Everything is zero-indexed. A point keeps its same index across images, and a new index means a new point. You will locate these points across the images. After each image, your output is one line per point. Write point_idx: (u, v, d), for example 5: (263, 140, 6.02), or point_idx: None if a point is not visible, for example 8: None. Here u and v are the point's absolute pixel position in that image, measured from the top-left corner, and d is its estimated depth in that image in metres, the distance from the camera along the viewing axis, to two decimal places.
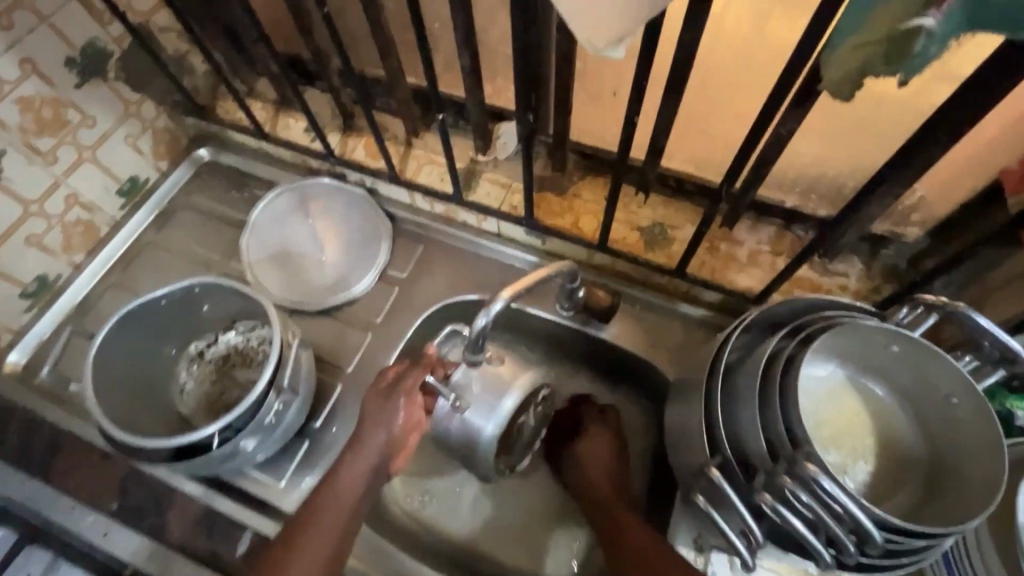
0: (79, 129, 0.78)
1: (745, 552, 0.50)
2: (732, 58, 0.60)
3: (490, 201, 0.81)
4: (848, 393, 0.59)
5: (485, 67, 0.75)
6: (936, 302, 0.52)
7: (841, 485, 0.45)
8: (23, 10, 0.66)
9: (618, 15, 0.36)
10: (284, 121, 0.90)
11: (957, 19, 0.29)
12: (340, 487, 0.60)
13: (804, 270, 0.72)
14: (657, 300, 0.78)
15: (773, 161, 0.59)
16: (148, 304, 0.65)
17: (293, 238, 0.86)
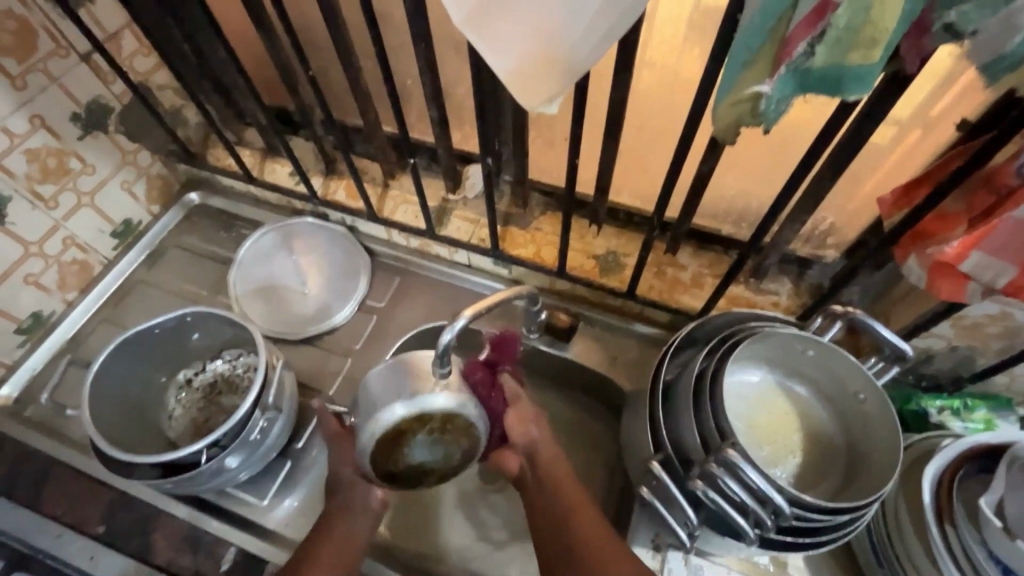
0: (80, 175, 0.84)
1: (684, 536, 0.57)
2: (661, 108, 0.70)
3: (460, 235, 0.89)
4: (771, 393, 0.67)
5: (452, 117, 0.85)
6: (838, 312, 0.60)
7: (761, 470, 0.52)
8: (37, 71, 0.74)
9: (547, 79, 0.45)
10: (270, 166, 0.98)
11: (789, 81, 0.38)
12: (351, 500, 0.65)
13: (739, 289, 0.81)
14: (612, 321, 0.85)
15: (699, 195, 0.69)
16: (142, 333, 0.71)
17: (277, 272, 0.93)
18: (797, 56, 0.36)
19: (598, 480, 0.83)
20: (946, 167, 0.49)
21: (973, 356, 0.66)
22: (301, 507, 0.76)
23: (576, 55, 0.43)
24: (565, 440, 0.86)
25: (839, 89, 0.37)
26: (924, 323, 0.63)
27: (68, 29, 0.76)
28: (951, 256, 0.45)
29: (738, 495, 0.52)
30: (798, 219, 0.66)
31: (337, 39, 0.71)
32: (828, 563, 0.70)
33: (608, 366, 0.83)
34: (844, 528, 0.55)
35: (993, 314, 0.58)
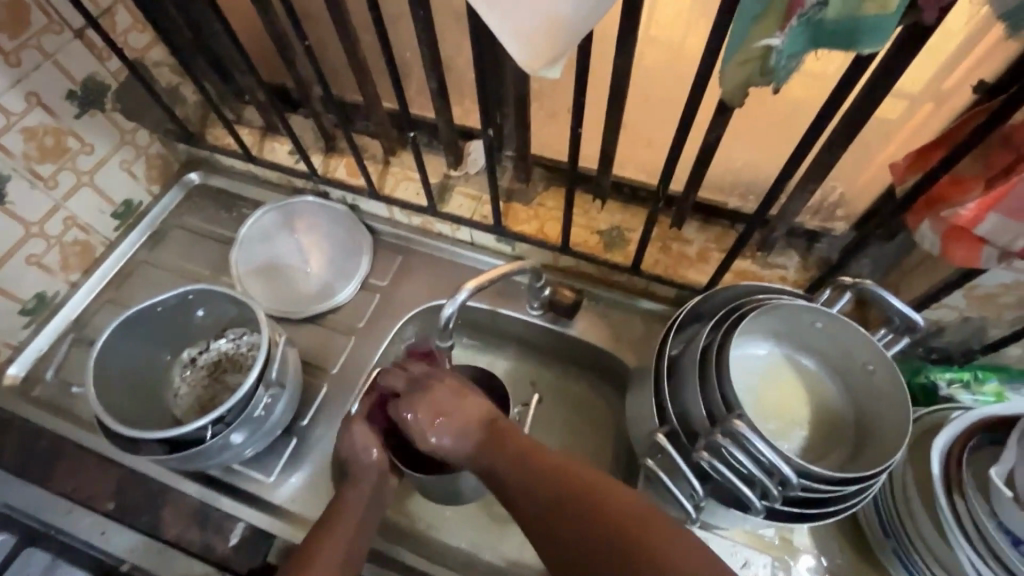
0: (78, 155, 0.83)
1: (690, 508, 0.57)
2: (666, 75, 0.69)
3: (462, 212, 0.88)
4: (777, 367, 0.66)
5: (452, 91, 0.83)
6: (847, 283, 0.59)
7: (766, 440, 0.51)
8: (31, 47, 0.73)
9: (546, 40, 0.43)
10: (270, 145, 0.96)
11: (800, 35, 0.36)
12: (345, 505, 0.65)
13: (746, 263, 0.80)
14: (617, 297, 0.85)
15: (707, 165, 0.67)
16: (145, 311, 0.71)
17: (279, 251, 0.92)
18: (808, 7, 0.34)
19: (603, 457, 0.83)
20: (965, 126, 0.47)
21: (987, 327, 0.64)
22: (307, 482, 0.76)
23: (577, 12, 0.41)
24: (570, 416, 0.86)
25: (853, 43, 0.35)
26: (937, 293, 0.62)
27: (60, 4, 0.74)
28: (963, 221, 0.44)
29: (744, 466, 0.52)
30: (808, 189, 0.64)
31: (333, 10, 0.69)
32: (834, 536, 0.70)
33: (612, 343, 0.82)
34: (849, 498, 0.55)
35: (1008, 284, 0.57)
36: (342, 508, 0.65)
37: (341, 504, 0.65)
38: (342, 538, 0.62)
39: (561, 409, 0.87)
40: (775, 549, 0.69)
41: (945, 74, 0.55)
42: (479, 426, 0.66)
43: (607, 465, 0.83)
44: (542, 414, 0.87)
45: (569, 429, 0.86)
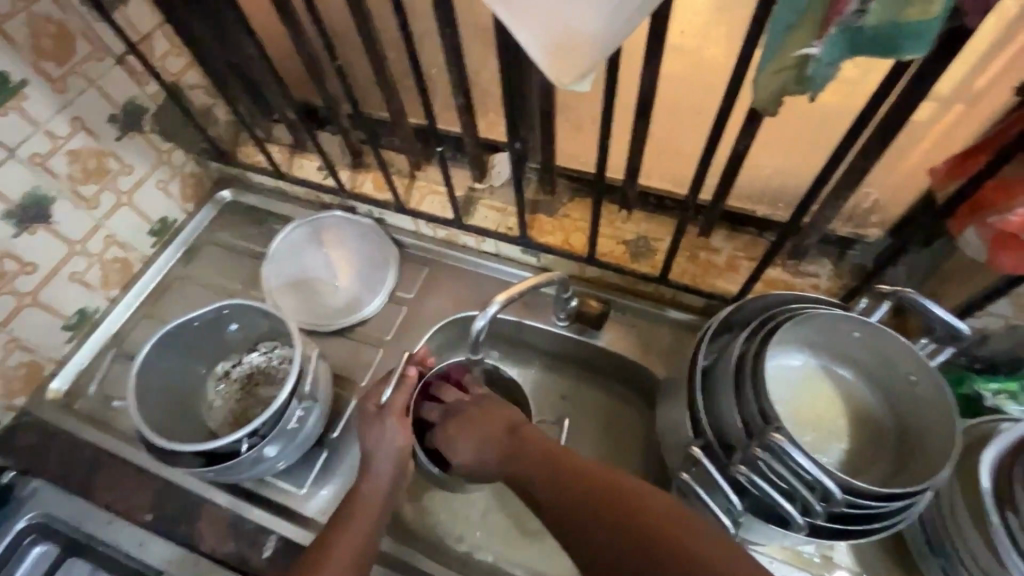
0: (118, 176, 0.87)
1: (728, 523, 0.55)
2: (692, 85, 0.69)
3: (487, 224, 0.89)
4: (813, 377, 0.65)
5: (477, 105, 0.84)
6: (887, 291, 0.57)
7: (808, 454, 0.50)
8: (75, 74, 0.77)
9: (578, 55, 0.43)
10: (299, 162, 0.99)
11: (839, 43, 0.36)
12: (367, 492, 0.65)
13: (778, 272, 0.78)
14: (645, 307, 0.84)
15: (736, 173, 0.66)
16: (182, 326, 0.73)
17: (308, 265, 0.94)
18: (848, 15, 0.34)
19: (633, 468, 0.82)
20: (1008, 130, 0.46)
21: None
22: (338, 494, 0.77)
23: (608, 27, 0.41)
24: (598, 428, 0.86)
25: (894, 49, 0.35)
26: (981, 300, 0.59)
27: (102, 32, 0.77)
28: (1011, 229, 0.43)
29: (786, 480, 0.50)
30: (842, 196, 0.63)
31: (362, 30, 0.71)
32: (877, 553, 0.67)
33: (641, 353, 0.82)
34: (895, 514, 0.53)
35: None
36: (361, 500, 0.65)
37: (359, 493, 0.65)
38: (359, 530, 0.63)
39: (589, 421, 0.86)
40: (815, 565, 0.67)
41: (983, 76, 0.54)
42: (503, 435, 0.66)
43: (638, 477, 0.82)
44: (570, 425, 0.86)
45: (598, 442, 0.85)
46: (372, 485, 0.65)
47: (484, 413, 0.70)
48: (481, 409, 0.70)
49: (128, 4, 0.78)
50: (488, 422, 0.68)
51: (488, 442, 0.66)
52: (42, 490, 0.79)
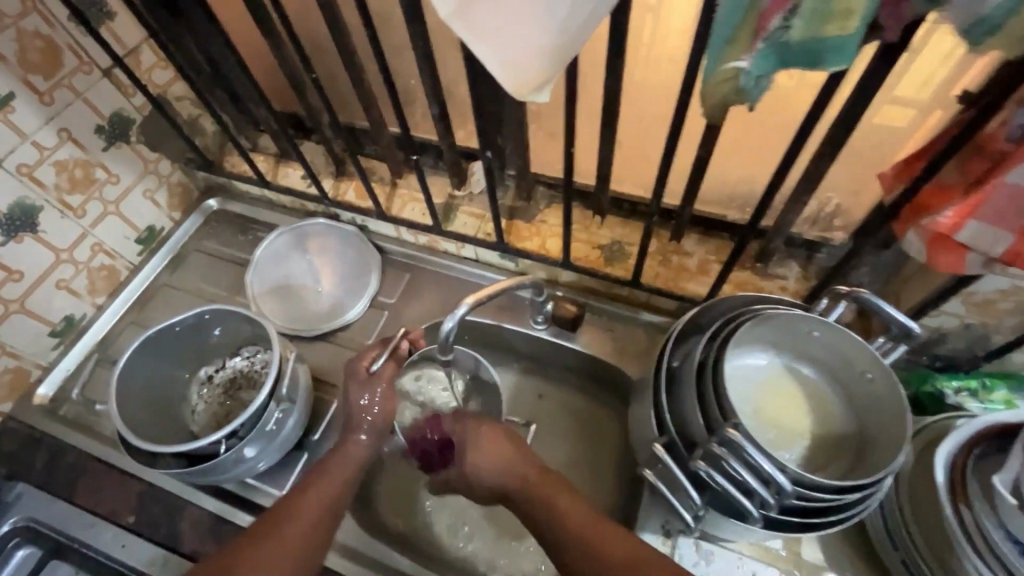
0: (105, 185, 0.89)
1: (688, 517, 0.57)
2: (656, 94, 0.71)
3: (466, 230, 0.91)
4: (777, 376, 0.67)
5: (454, 115, 0.86)
6: (843, 292, 0.59)
7: (761, 447, 0.52)
8: (63, 87, 0.79)
9: (532, 67, 0.45)
10: (283, 171, 1.01)
11: (769, 56, 0.38)
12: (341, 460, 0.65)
13: (747, 275, 0.81)
14: (620, 310, 0.86)
15: (700, 179, 0.68)
16: (163, 330, 0.75)
17: (292, 271, 0.96)
18: (773, 30, 0.36)
19: (609, 467, 0.84)
20: (948, 133, 0.47)
21: (988, 334, 0.64)
22: None
23: (558, 42, 0.44)
24: (575, 429, 0.88)
25: (819, 62, 0.37)
26: (934, 300, 0.61)
27: (89, 46, 0.80)
28: (943, 227, 0.43)
29: (740, 473, 0.52)
30: (800, 200, 0.65)
31: (340, 43, 0.73)
32: (844, 548, 0.69)
33: (616, 355, 0.83)
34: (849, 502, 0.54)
35: (1005, 290, 0.57)
36: (338, 464, 0.65)
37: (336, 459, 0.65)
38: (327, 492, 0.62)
39: (567, 422, 0.88)
40: (782, 560, 0.68)
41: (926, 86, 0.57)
42: (516, 473, 0.65)
43: (615, 477, 0.83)
44: (549, 426, 0.88)
45: (575, 443, 0.87)
46: (353, 449, 0.66)
47: (484, 441, 0.68)
48: (484, 437, 0.68)
49: (114, 20, 0.81)
50: (495, 456, 0.66)
51: (503, 477, 0.65)
52: (26, 494, 0.81)
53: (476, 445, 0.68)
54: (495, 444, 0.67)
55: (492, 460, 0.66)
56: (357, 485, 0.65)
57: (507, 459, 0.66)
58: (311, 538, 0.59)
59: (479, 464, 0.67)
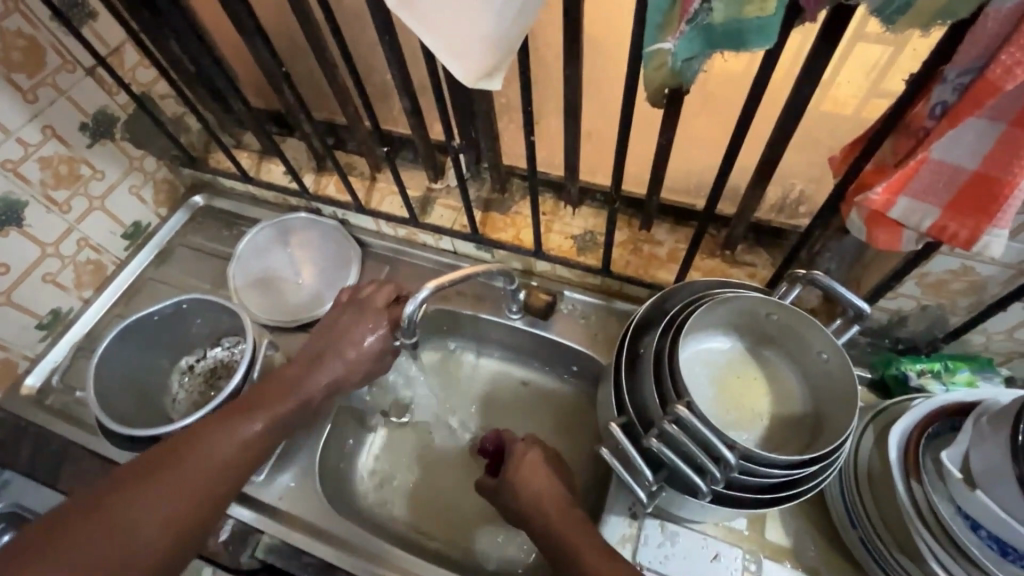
0: (90, 181, 0.91)
1: (643, 494, 0.59)
2: (619, 85, 0.73)
3: (443, 222, 0.93)
4: (737, 360, 0.68)
5: (428, 109, 0.88)
6: (799, 274, 0.60)
7: (709, 422, 0.53)
8: (46, 85, 0.81)
9: (478, 54, 0.47)
10: (266, 167, 1.04)
11: (697, 38, 0.39)
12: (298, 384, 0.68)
13: (716, 262, 0.82)
14: (593, 299, 0.87)
15: (662, 167, 0.70)
16: (142, 320, 0.77)
17: (274, 265, 0.98)
18: (696, 12, 0.37)
19: (582, 452, 0.86)
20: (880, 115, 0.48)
21: (945, 316, 0.65)
22: (297, 479, 0.80)
23: (501, 28, 0.45)
24: (551, 417, 0.89)
25: (744, 43, 0.39)
26: (889, 282, 0.63)
27: (72, 45, 0.82)
28: (877, 205, 0.45)
29: (690, 448, 0.53)
30: (758, 186, 0.67)
31: (312, 39, 0.75)
32: (808, 530, 0.70)
33: (588, 343, 0.85)
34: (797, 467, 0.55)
35: (955, 270, 0.58)
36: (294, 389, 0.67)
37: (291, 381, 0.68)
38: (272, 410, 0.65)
39: (543, 408, 0.90)
40: (747, 540, 0.70)
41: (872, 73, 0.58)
42: (544, 503, 0.61)
43: (588, 462, 0.85)
44: (525, 414, 0.90)
45: (550, 431, 0.89)
46: (309, 377, 0.69)
47: (522, 464, 0.66)
48: (527, 462, 0.66)
49: (96, 20, 0.83)
50: (526, 483, 0.63)
51: (536, 504, 0.62)
52: (12, 482, 0.83)
53: (520, 472, 0.65)
54: (535, 472, 0.64)
55: (526, 483, 0.64)
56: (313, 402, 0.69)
57: (539, 487, 0.63)
58: (248, 450, 0.61)
59: (522, 489, 0.63)
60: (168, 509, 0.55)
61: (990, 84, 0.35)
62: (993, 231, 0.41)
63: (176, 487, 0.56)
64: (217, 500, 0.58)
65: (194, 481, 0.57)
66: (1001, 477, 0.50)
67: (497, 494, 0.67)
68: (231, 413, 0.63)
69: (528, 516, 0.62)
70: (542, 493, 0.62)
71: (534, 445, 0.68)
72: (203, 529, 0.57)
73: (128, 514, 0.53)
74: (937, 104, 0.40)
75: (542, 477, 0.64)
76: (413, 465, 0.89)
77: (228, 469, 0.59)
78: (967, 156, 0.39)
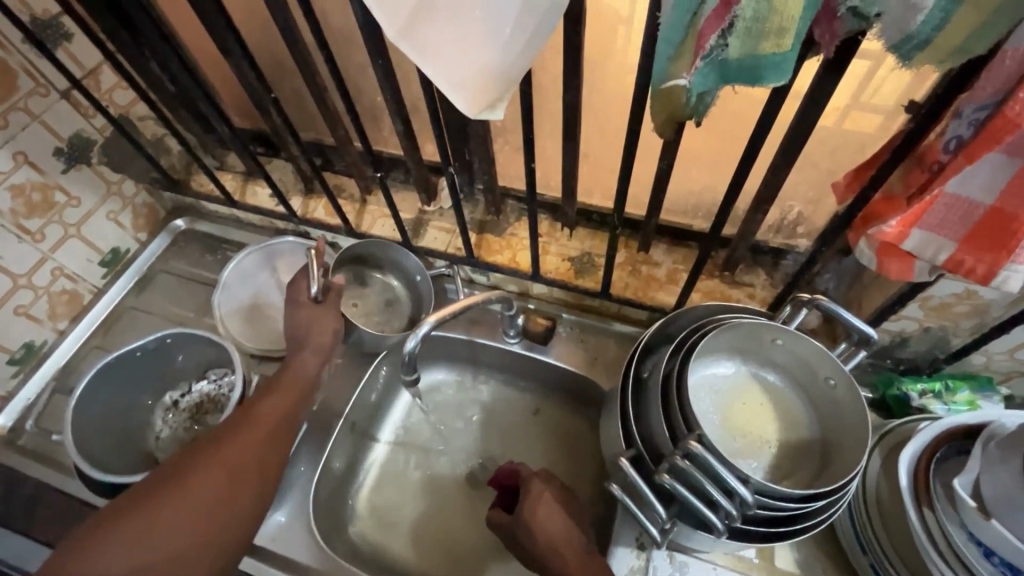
0: (65, 208, 0.87)
1: (655, 531, 0.57)
2: (616, 107, 0.72)
3: (437, 245, 0.91)
4: (743, 385, 0.67)
5: (420, 130, 0.86)
6: (805, 299, 0.60)
7: (722, 457, 0.52)
8: (18, 110, 0.77)
9: (482, 86, 0.45)
10: (252, 190, 1.00)
11: (709, 73, 0.38)
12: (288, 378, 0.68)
13: (716, 284, 0.81)
14: (592, 321, 0.86)
15: (661, 190, 0.69)
16: (123, 356, 0.74)
17: (262, 291, 0.95)
18: (711, 48, 0.36)
19: (585, 477, 0.84)
20: (891, 144, 0.47)
21: (947, 337, 0.65)
22: (291, 516, 0.77)
23: (506, 61, 0.43)
24: (551, 443, 0.88)
25: (759, 78, 0.38)
26: (893, 305, 0.62)
27: (45, 68, 0.78)
28: (889, 238, 0.44)
29: (703, 484, 0.52)
30: (759, 210, 0.66)
31: (300, 60, 0.73)
32: (818, 557, 0.69)
33: (588, 366, 0.83)
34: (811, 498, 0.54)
35: (958, 294, 0.58)
36: (287, 376, 0.69)
37: (286, 373, 0.69)
38: (273, 405, 0.66)
39: (543, 433, 0.89)
40: (757, 570, 0.68)
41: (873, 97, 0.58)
42: (563, 545, 0.62)
43: (590, 488, 0.83)
44: (525, 439, 0.89)
45: (551, 457, 0.87)
46: (300, 367, 0.69)
47: (538, 501, 0.64)
48: (542, 500, 0.64)
49: (71, 42, 0.80)
50: (544, 523, 0.63)
51: (553, 544, 0.61)
52: None
53: (537, 511, 0.63)
54: (551, 512, 0.64)
55: (544, 523, 0.63)
56: (308, 390, 0.69)
57: (557, 528, 0.63)
58: (261, 447, 0.63)
59: (539, 527, 0.62)
60: (194, 517, 0.57)
61: (1007, 123, 0.34)
62: (1008, 266, 0.40)
63: (195, 495, 0.57)
64: (235, 508, 0.59)
65: (213, 486, 0.59)
66: (1018, 507, 0.49)
67: (510, 529, 0.64)
68: (238, 415, 0.65)
69: (544, 558, 0.61)
70: (558, 534, 0.62)
71: (545, 479, 0.67)
72: (233, 530, 0.59)
73: (157, 529, 0.55)
74: (951, 139, 0.39)
75: (557, 515, 0.64)
76: (409, 497, 0.86)
77: (241, 469, 0.61)
78: (984, 191, 0.39)
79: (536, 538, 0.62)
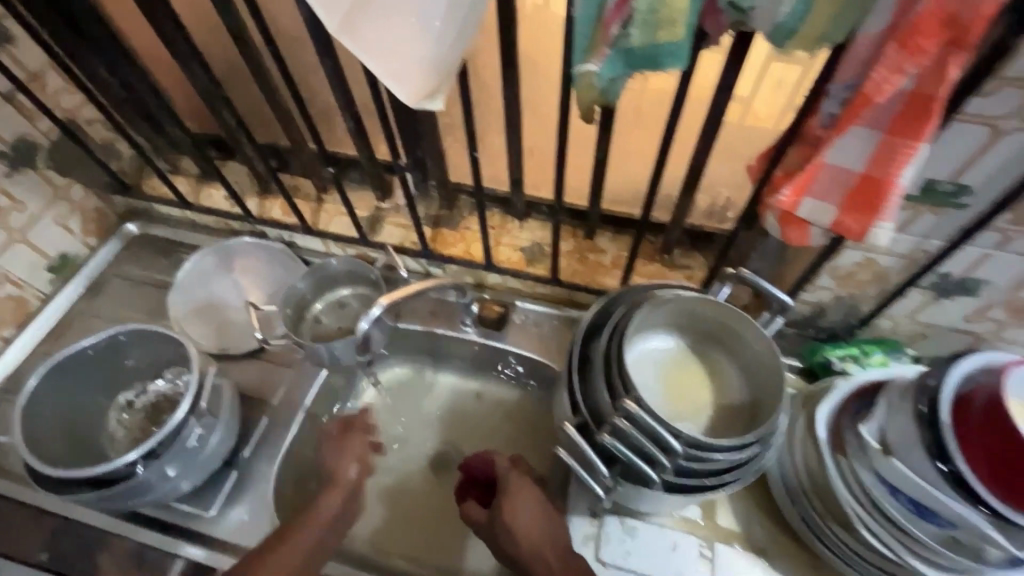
0: (9, 214, 0.86)
1: (599, 489, 0.61)
2: None
3: (393, 241, 0.94)
4: (679, 356, 0.72)
5: (372, 130, 0.89)
6: (729, 272, 0.66)
7: (656, 415, 0.57)
8: None
9: (419, 78, 0.49)
10: (206, 192, 1.01)
11: (617, 61, 0.43)
12: None
13: (657, 266, 0.86)
14: (545, 309, 0.90)
15: (599, 180, 0.74)
16: (74, 354, 0.73)
17: (217, 292, 0.95)
18: (616, 36, 0.41)
19: (542, 458, 0.88)
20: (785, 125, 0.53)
21: (858, 304, 0.72)
22: (252, 510, 0.78)
23: (439, 53, 0.47)
24: (510, 428, 0.91)
25: (658, 65, 0.42)
26: (808, 276, 0.69)
27: None
28: (785, 206, 0.49)
29: (639, 440, 0.57)
30: (689, 195, 0.72)
31: (250, 62, 0.75)
32: (756, 513, 0.74)
33: (541, 351, 0.87)
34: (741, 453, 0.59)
35: (862, 263, 0.65)
36: None
37: None
38: None
39: (502, 418, 0.92)
40: (700, 528, 0.73)
41: None
42: (542, 544, 0.64)
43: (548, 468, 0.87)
44: (484, 426, 0.92)
45: (510, 441, 0.90)
46: None
47: (517, 502, 0.67)
48: (522, 501, 0.67)
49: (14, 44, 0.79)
50: (522, 524, 0.65)
51: (532, 543, 0.64)
52: None
53: (515, 511, 0.66)
54: (530, 511, 0.66)
55: (523, 522, 0.65)
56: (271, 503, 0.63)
57: (535, 527, 0.65)
58: None
59: (518, 528, 0.65)
60: None
61: (863, 98, 0.41)
62: (879, 223, 0.47)
63: None
64: None
65: None
66: (913, 445, 0.56)
67: (489, 528, 0.67)
68: None
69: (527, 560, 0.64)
70: (537, 533, 0.65)
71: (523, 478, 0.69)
72: None
73: None
74: (827, 116, 0.45)
75: (535, 515, 0.66)
76: (371, 487, 0.87)
77: None
78: (856, 159, 0.45)
79: (515, 539, 0.65)
